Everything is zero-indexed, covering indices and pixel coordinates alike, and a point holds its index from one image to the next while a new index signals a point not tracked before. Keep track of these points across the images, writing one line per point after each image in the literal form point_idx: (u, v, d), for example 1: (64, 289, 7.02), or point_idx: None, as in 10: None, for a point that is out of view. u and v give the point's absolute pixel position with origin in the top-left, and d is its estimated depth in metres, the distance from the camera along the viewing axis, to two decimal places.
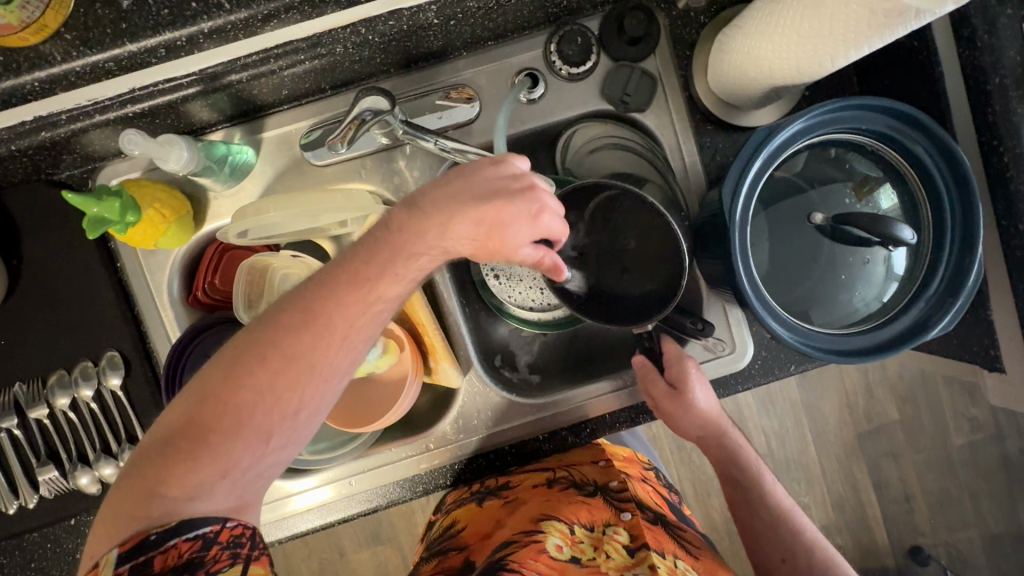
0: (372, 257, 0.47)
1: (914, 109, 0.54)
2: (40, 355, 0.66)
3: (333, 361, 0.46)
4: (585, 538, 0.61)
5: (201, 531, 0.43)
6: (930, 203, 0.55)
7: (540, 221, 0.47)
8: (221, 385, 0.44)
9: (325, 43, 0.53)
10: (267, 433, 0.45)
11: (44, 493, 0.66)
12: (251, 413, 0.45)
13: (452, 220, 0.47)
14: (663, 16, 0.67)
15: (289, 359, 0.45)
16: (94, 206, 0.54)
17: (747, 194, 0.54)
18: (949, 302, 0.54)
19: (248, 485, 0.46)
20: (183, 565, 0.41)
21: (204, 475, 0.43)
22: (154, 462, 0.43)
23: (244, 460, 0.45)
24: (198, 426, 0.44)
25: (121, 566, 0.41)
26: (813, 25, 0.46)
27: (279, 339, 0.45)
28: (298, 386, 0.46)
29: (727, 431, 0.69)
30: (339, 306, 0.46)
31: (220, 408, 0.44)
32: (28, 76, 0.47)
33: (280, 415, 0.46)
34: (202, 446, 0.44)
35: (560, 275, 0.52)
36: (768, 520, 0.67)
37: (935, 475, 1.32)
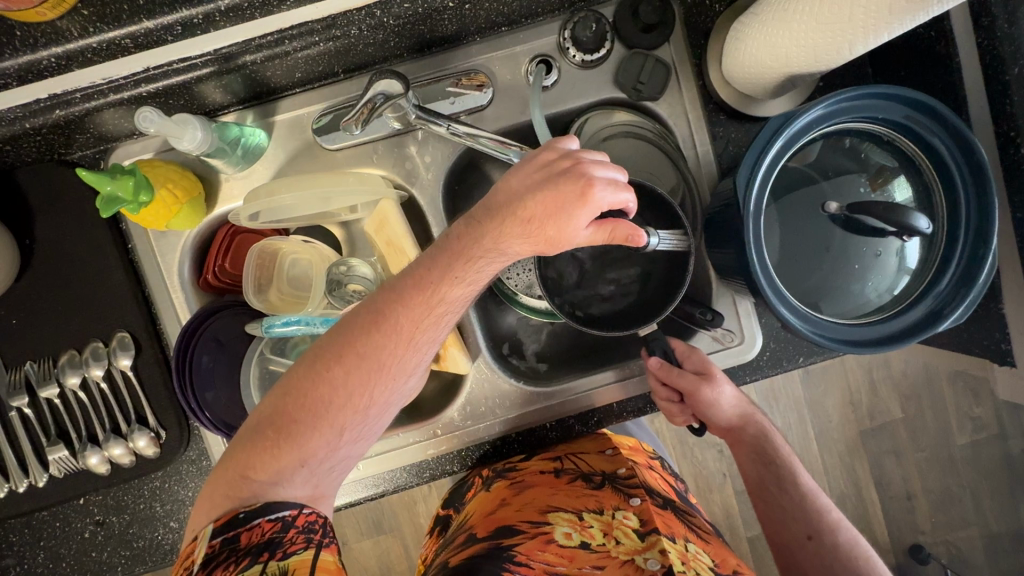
0: (433, 260, 0.50)
1: (933, 99, 0.53)
2: (51, 335, 0.66)
3: (400, 359, 0.50)
4: (596, 523, 0.62)
5: (281, 514, 0.46)
6: (944, 194, 0.55)
7: (591, 197, 0.47)
8: (302, 382, 0.49)
9: (340, 25, 0.53)
10: (341, 428, 0.50)
11: (53, 472, 0.67)
12: (328, 407, 0.49)
13: (503, 225, 0.48)
14: (677, 4, 0.66)
15: (361, 357, 0.49)
16: (108, 184, 0.54)
17: (762, 181, 0.53)
18: (962, 294, 0.54)
19: (322, 476, 0.50)
20: (265, 542, 0.44)
21: (288, 463, 0.48)
22: (245, 447, 0.48)
23: (320, 450, 0.49)
24: (279, 416, 0.48)
25: (215, 538, 0.45)
26: (832, 11, 0.46)
27: (355, 339, 0.49)
28: (370, 383, 0.50)
29: (752, 413, 0.70)
30: (405, 306, 0.49)
31: (301, 404, 0.48)
32: (46, 51, 0.47)
33: (352, 411, 0.50)
34: (284, 433, 0.48)
35: (640, 242, 0.49)
36: (795, 499, 0.66)
37: (937, 474, 1.32)
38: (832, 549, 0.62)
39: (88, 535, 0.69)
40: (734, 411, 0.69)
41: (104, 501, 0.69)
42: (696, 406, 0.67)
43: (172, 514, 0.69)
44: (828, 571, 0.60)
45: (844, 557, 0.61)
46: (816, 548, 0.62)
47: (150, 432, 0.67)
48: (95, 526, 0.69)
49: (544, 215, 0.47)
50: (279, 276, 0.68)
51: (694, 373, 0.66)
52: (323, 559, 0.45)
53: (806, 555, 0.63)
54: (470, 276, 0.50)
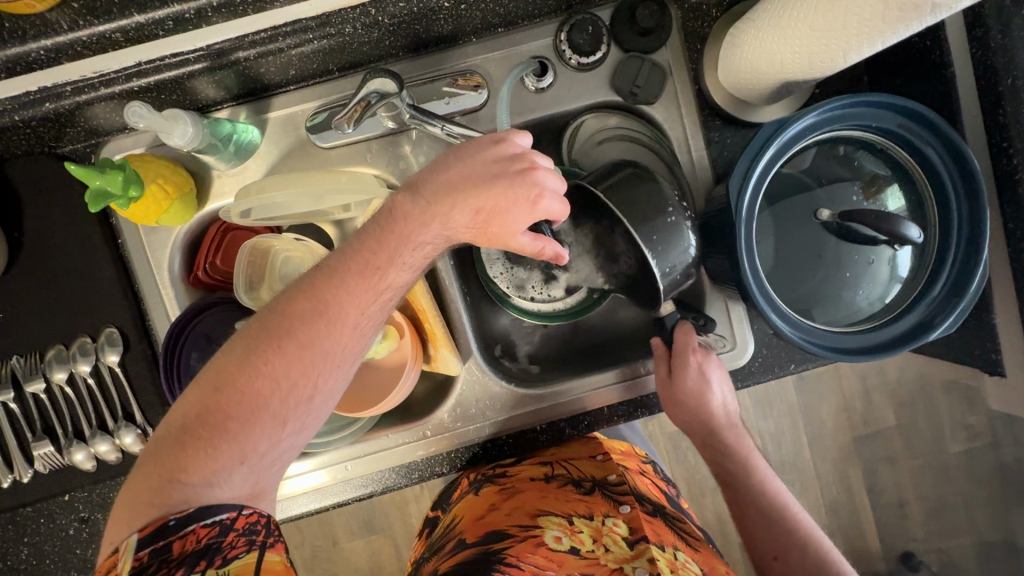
0: (376, 245, 0.50)
1: (916, 103, 0.53)
2: (38, 329, 0.66)
3: (344, 345, 0.50)
4: (585, 528, 0.61)
5: (218, 518, 0.44)
6: (936, 203, 0.55)
7: (539, 206, 0.51)
8: (234, 373, 0.47)
9: (334, 22, 0.53)
10: (283, 419, 0.49)
11: (38, 468, 0.66)
12: (268, 398, 0.48)
13: (450, 208, 0.51)
14: (675, 9, 0.66)
15: (305, 345, 0.48)
16: (97, 179, 0.53)
17: (755, 188, 0.53)
18: (954, 303, 0.54)
19: (264, 474, 0.49)
20: (201, 549, 0.43)
21: (226, 462, 0.46)
22: (175, 443, 0.46)
23: (261, 445, 0.48)
24: (213, 408, 0.46)
25: (142, 551, 0.42)
26: (827, 18, 0.46)
27: (296, 325, 0.48)
28: (313, 371, 0.49)
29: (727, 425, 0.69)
30: (351, 292, 0.50)
31: (234, 398, 0.47)
32: (35, 44, 0.46)
33: (295, 401, 0.49)
34: (218, 427, 0.46)
35: (561, 262, 0.57)
36: (763, 515, 0.67)
37: (930, 482, 1.33)
38: (796, 567, 0.63)
39: (72, 532, 0.68)
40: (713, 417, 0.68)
41: (88, 498, 0.68)
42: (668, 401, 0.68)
43: None
44: None
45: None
46: (781, 568, 0.64)
47: (137, 429, 0.66)
48: (79, 524, 0.68)
49: (487, 212, 0.51)
50: (270, 274, 0.68)
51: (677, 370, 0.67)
52: (270, 560, 0.45)
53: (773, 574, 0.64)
54: (408, 260, 0.51)
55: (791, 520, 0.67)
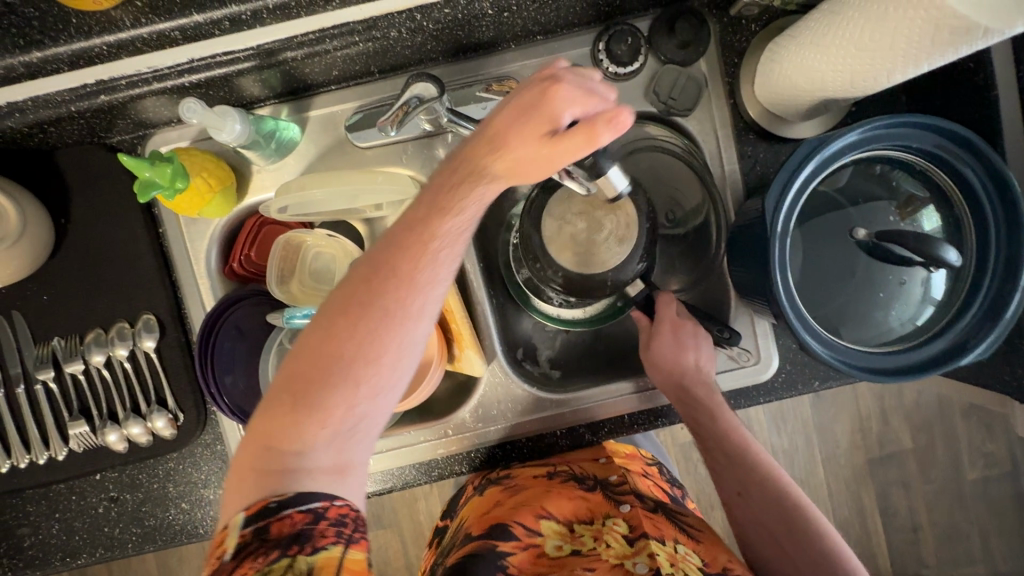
0: (425, 200, 0.47)
1: (954, 123, 0.53)
2: (79, 312, 0.68)
3: (406, 304, 0.47)
4: (586, 531, 0.62)
5: (312, 505, 0.45)
6: (976, 228, 0.55)
7: (560, 91, 0.43)
8: (309, 344, 0.47)
9: (381, 27, 0.54)
10: (354, 383, 0.47)
11: (73, 447, 0.68)
12: (341, 363, 0.47)
13: (477, 142, 0.46)
14: (714, 22, 0.67)
15: (369, 307, 0.47)
16: (147, 170, 0.55)
17: (790, 207, 0.53)
18: (989, 326, 0.53)
19: (349, 441, 0.48)
20: (294, 534, 0.44)
21: (309, 429, 0.46)
22: (268, 413, 0.47)
23: (339, 411, 0.47)
24: (294, 376, 0.47)
25: (246, 528, 0.44)
26: (873, 39, 0.46)
27: (361, 289, 0.47)
28: (378, 330, 0.47)
29: (702, 380, 0.67)
30: (408, 251, 0.47)
31: (310, 367, 0.47)
32: (98, 40, 0.48)
33: (364, 363, 0.47)
34: (300, 396, 0.47)
35: (625, 122, 0.41)
36: (729, 457, 0.66)
37: (944, 508, 1.31)
38: (759, 503, 0.64)
39: (102, 510, 0.71)
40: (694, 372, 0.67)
41: (119, 478, 0.70)
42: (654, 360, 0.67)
43: (185, 495, 0.71)
44: (761, 524, 0.63)
45: (771, 508, 0.63)
46: (745, 503, 0.64)
47: (169, 414, 0.68)
48: (109, 502, 0.71)
49: (511, 147, 0.44)
50: (301, 269, 0.70)
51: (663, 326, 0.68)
52: (352, 556, 0.45)
53: (737, 508, 0.65)
54: (462, 217, 0.47)
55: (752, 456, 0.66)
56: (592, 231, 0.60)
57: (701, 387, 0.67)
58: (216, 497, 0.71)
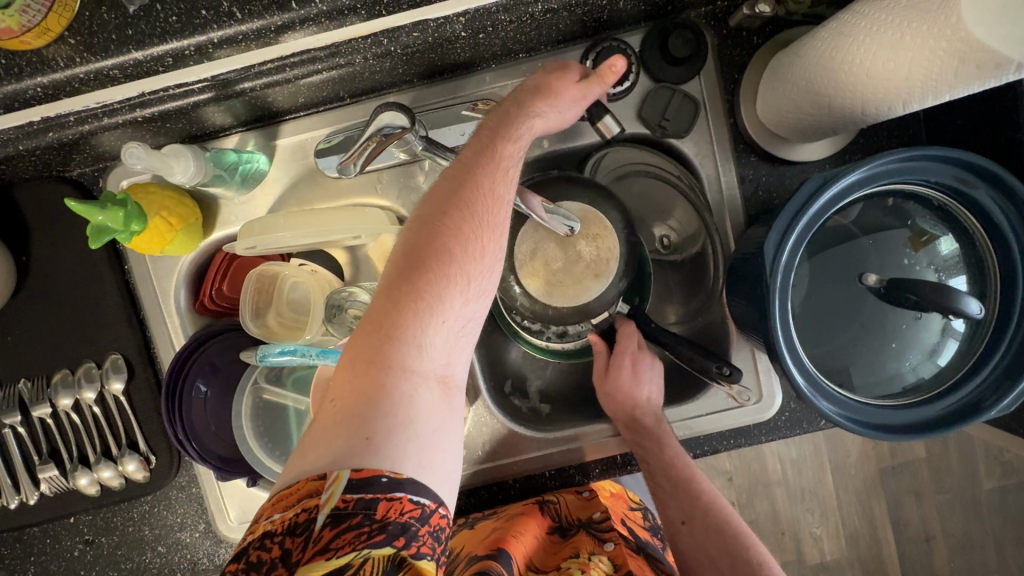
0: (517, 104, 0.48)
1: (986, 160, 0.47)
2: (45, 353, 0.65)
3: (501, 208, 0.45)
4: (572, 565, 0.60)
5: (423, 498, 0.39)
6: (1000, 274, 0.50)
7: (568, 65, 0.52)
8: (409, 251, 0.43)
9: (344, 53, 0.50)
10: (462, 291, 0.43)
11: (44, 491, 0.66)
12: (451, 268, 0.43)
13: (526, 83, 0.50)
14: (711, 35, 0.61)
15: (471, 208, 0.44)
16: (98, 215, 0.51)
17: (793, 251, 0.48)
18: (1008, 385, 0.48)
19: (453, 361, 0.44)
20: (402, 520, 0.38)
21: (419, 342, 0.41)
22: (366, 328, 0.42)
23: (445, 323, 0.42)
24: (393, 286, 0.42)
25: (351, 495, 0.37)
26: (887, 67, 0.41)
27: (457, 190, 0.44)
28: (485, 229, 0.44)
29: (652, 406, 0.63)
30: (502, 155, 0.46)
31: (414, 275, 0.42)
32: (31, 81, 0.44)
33: (472, 264, 0.43)
34: (403, 305, 0.41)
35: (620, 61, 0.49)
36: (675, 488, 0.63)
37: (959, 518, 1.27)
38: (705, 533, 0.61)
39: (77, 553, 0.69)
40: (647, 396, 0.63)
41: (94, 521, 0.68)
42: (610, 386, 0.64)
43: (161, 538, 0.69)
44: (704, 554, 0.61)
45: (714, 538, 0.61)
46: (690, 532, 0.62)
47: (141, 456, 0.66)
48: (85, 546, 0.69)
49: (560, 98, 0.49)
50: (278, 300, 0.67)
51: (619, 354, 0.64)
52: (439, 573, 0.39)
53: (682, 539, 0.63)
54: (527, 136, 0.47)
55: (697, 486, 0.63)
56: (570, 256, 0.60)
57: (652, 417, 0.63)
58: (192, 540, 0.68)
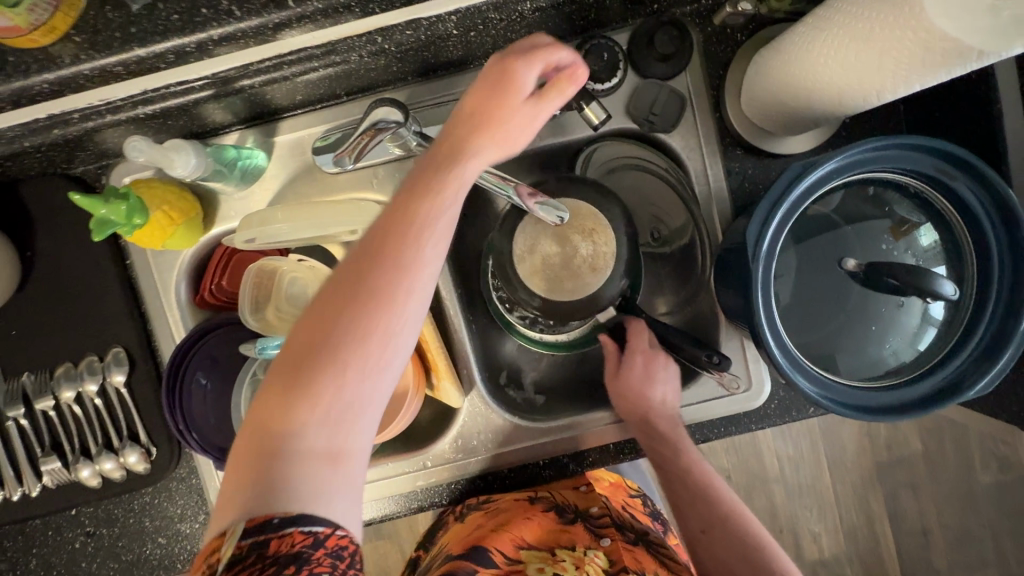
0: (452, 132, 0.45)
1: (960, 149, 0.49)
2: (49, 347, 0.67)
3: (413, 264, 0.41)
4: (567, 558, 0.63)
5: (315, 528, 0.38)
6: (977, 258, 0.51)
7: (539, 52, 0.45)
8: (320, 299, 0.41)
9: (340, 51, 0.52)
10: (368, 342, 0.40)
11: (46, 483, 0.67)
12: (356, 319, 0.40)
13: (471, 92, 0.45)
14: (697, 32, 0.63)
15: (383, 259, 0.40)
16: (102, 208, 0.53)
17: (774, 237, 0.50)
18: (986, 365, 0.49)
19: (363, 411, 0.41)
20: (292, 556, 0.37)
21: (318, 394, 0.39)
22: (275, 377, 0.41)
23: (348, 373, 0.40)
24: (299, 338, 0.40)
25: (245, 539, 0.37)
26: (856, 58, 0.43)
27: (369, 238, 0.41)
28: (395, 276, 0.40)
29: (669, 411, 0.65)
30: (421, 207, 0.41)
31: (318, 324, 0.40)
32: (39, 78, 0.46)
33: (378, 313, 0.40)
34: (305, 365, 0.39)
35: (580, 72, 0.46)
36: (694, 493, 0.64)
37: (956, 512, 1.28)
38: (725, 542, 0.60)
39: (79, 545, 0.70)
40: (662, 400, 0.64)
41: (95, 513, 0.69)
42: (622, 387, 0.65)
43: (162, 529, 0.70)
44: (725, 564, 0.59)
45: (735, 547, 0.60)
46: (709, 542, 0.61)
47: (142, 448, 0.67)
48: (86, 537, 0.70)
49: (497, 127, 0.44)
50: (277, 295, 0.67)
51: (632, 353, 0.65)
52: None
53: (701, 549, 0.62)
54: (457, 169, 0.43)
55: (716, 493, 0.63)
56: (571, 249, 0.61)
57: (668, 421, 0.65)
58: (193, 531, 0.70)
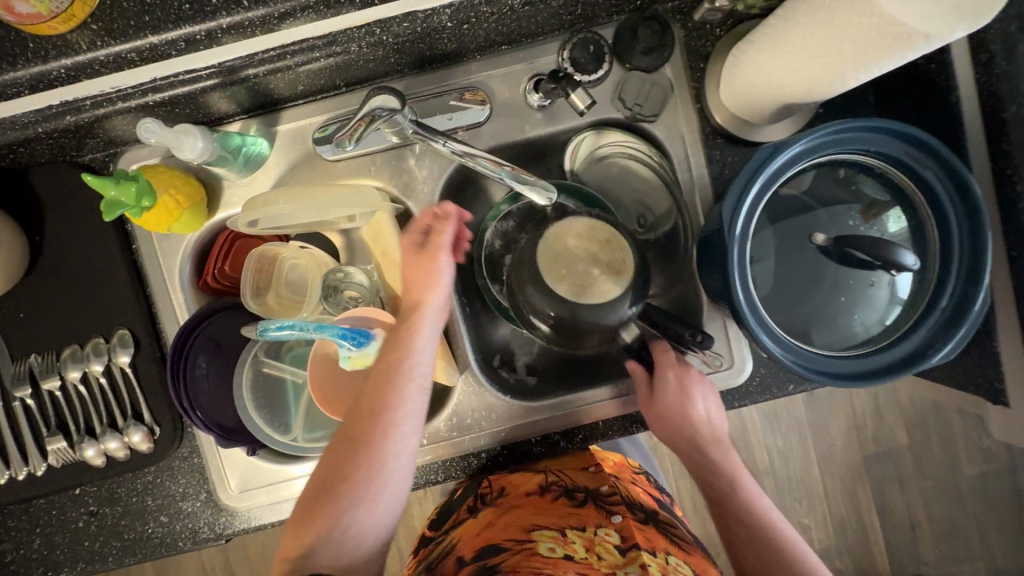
0: (413, 275, 0.60)
1: (923, 132, 0.53)
2: (56, 329, 0.69)
3: (394, 406, 0.57)
4: (578, 539, 0.64)
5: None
6: (938, 232, 0.55)
7: (446, 211, 0.61)
8: (329, 457, 0.58)
9: (341, 41, 0.55)
10: (375, 443, 0.57)
11: (51, 463, 0.69)
12: (360, 449, 0.57)
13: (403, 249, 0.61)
14: (678, 28, 0.67)
15: (387, 375, 0.58)
16: (112, 189, 0.55)
17: (747, 214, 0.53)
18: (950, 332, 0.53)
19: (382, 488, 0.57)
20: None
21: (327, 523, 0.55)
22: (309, 490, 0.58)
23: (354, 518, 0.56)
24: (309, 498, 0.57)
25: None
26: (819, 45, 0.46)
27: (361, 399, 0.58)
28: (386, 395, 0.57)
29: (718, 442, 0.68)
30: (414, 316, 0.60)
31: (325, 488, 0.57)
32: (55, 63, 0.49)
33: (380, 421, 0.57)
34: (318, 505, 0.56)
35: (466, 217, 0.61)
36: (751, 529, 0.65)
37: (942, 504, 1.30)
38: None
39: (82, 524, 0.71)
40: (712, 429, 0.68)
41: (98, 492, 0.71)
42: (657, 414, 0.67)
43: (164, 508, 0.71)
44: None
45: None
46: None
47: (145, 427, 0.69)
48: (89, 517, 0.71)
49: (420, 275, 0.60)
50: (277, 281, 0.71)
51: (670, 380, 0.66)
52: None
53: None
54: (427, 313, 0.60)
55: (774, 533, 0.64)
56: (587, 265, 0.58)
57: (721, 451, 0.69)
58: (193, 509, 0.71)
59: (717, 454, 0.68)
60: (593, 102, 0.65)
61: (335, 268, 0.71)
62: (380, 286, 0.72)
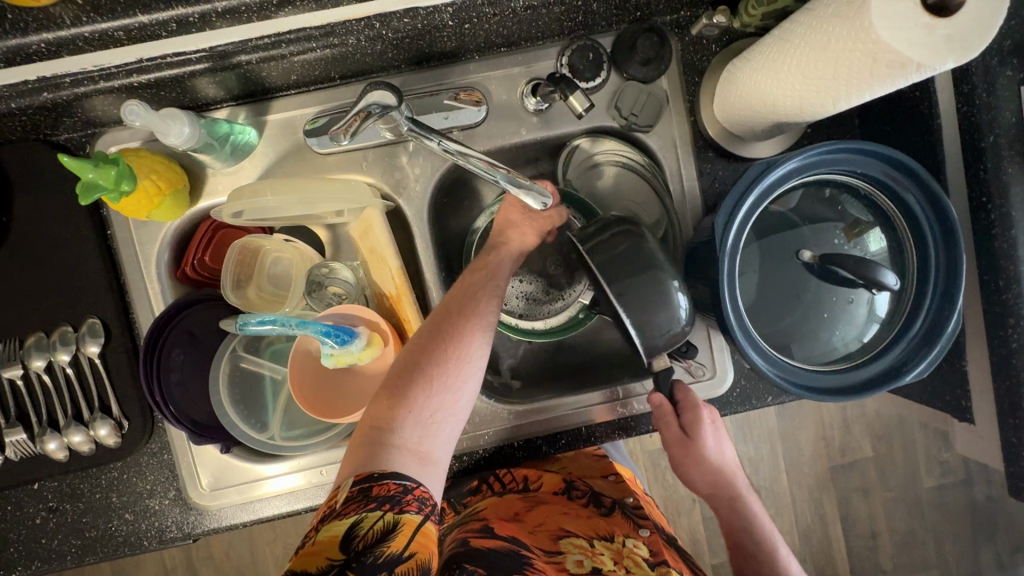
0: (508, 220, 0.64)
1: (907, 156, 0.55)
2: (21, 316, 0.66)
3: (484, 313, 0.59)
4: (606, 551, 0.63)
5: (404, 482, 0.51)
6: (917, 254, 0.57)
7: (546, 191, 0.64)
8: (411, 352, 0.57)
9: (339, 33, 0.54)
10: (465, 346, 0.57)
11: (9, 455, 0.66)
12: (447, 349, 0.57)
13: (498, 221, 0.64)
14: (676, 41, 0.68)
15: (476, 286, 0.60)
16: (90, 171, 0.53)
17: (739, 229, 0.54)
18: (925, 350, 0.55)
19: (460, 394, 0.57)
20: (387, 496, 0.49)
21: (409, 414, 0.54)
22: (384, 386, 0.56)
23: (433, 408, 0.55)
24: (386, 398, 0.55)
25: (353, 487, 0.50)
26: (816, 67, 0.47)
27: (452, 302, 0.60)
28: (479, 303, 0.59)
29: (739, 485, 0.71)
30: (503, 245, 0.63)
31: (408, 378, 0.56)
32: (37, 36, 0.46)
33: (471, 324, 0.58)
34: (398, 395, 0.55)
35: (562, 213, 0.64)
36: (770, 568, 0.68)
37: (902, 514, 1.35)
38: None
39: (39, 521, 0.68)
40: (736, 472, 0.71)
41: (59, 487, 0.68)
42: (689, 452, 0.67)
43: (129, 506, 0.68)
44: None
45: None
46: None
47: (113, 421, 0.66)
48: (47, 513, 0.68)
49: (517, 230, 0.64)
50: (259, 273, 0.69)
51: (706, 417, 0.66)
52: (427, 526, 0.50)
53: None
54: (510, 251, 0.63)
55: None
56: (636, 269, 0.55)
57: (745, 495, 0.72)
58: (161, 507, 0.69)
59: (740, 498, 0.71)
60: (592, 105, 0.65)
61: (322, 264, 0.70)
62: (367, 283, 0.72)
